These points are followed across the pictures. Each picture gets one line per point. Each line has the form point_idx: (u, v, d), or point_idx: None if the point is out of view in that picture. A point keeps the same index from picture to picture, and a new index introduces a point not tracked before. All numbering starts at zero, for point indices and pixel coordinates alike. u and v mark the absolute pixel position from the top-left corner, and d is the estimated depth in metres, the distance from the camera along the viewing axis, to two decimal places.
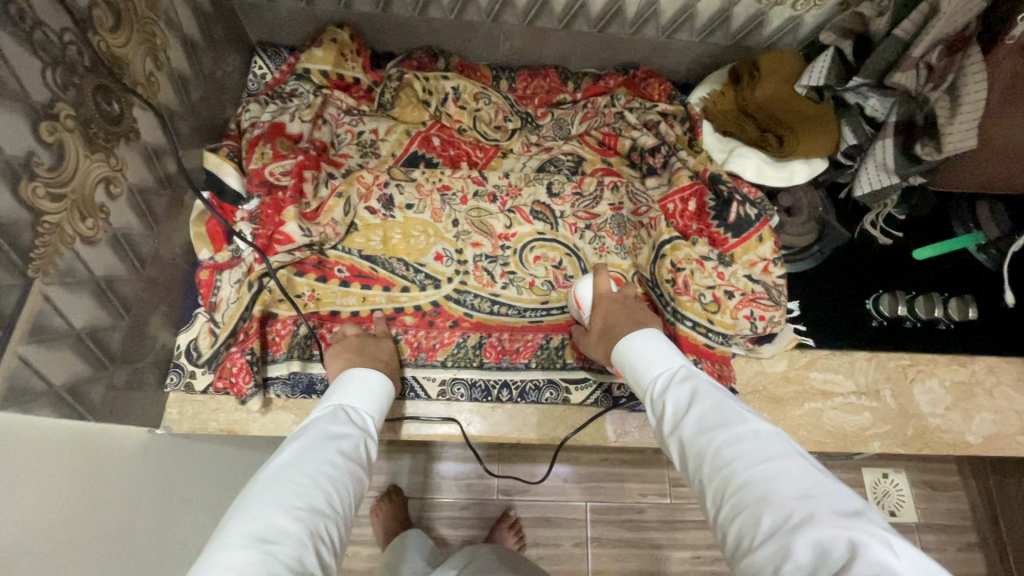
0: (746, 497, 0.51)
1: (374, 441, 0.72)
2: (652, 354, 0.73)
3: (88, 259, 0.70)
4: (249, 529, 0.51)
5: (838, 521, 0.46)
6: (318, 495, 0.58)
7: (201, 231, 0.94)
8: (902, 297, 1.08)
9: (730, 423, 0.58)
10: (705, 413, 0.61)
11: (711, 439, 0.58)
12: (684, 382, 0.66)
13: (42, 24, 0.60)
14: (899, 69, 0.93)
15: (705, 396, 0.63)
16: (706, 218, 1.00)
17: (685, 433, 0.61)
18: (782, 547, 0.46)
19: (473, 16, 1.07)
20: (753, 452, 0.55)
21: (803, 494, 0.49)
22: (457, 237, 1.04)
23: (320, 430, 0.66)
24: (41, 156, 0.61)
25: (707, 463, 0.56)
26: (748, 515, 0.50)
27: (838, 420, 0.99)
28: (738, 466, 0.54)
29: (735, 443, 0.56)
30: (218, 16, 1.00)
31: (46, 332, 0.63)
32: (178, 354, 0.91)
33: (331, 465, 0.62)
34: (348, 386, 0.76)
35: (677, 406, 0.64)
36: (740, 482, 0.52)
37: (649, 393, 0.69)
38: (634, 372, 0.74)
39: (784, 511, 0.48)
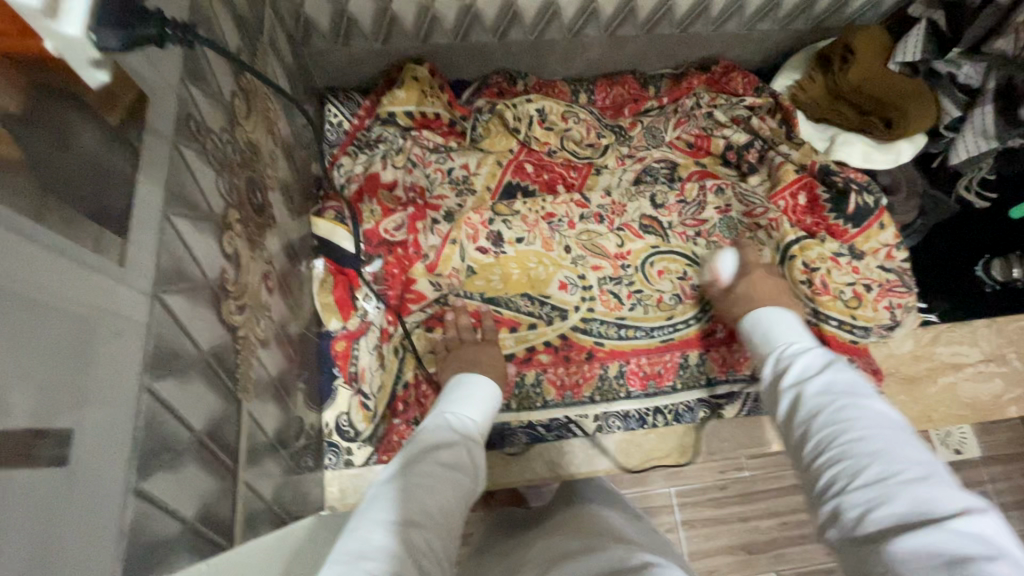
0: (858, 448, 0.46)
1: (478, 444, 0.66)
2: (787, 334, 0.69)
3: (266, 361, 0.67)
4: (346, 547, 0.47)
5: (945, 489, 0.42)
6: (418, 508, 0.52)
7: (328, 301, 0.89)
8: (1018, 258, 1.07)
9: (858, 394, 0.52)
10: (834, 380, 0.54)
11: (834, 399, 0.52)
12: (821, 355, 0.60)
13: (210, 130, 0.56)
14: (998, 37, 0.94)
15: (840, 365, 0.57)
16: (820, 211, 1.00)
17: (806, 389, 0.55)
18: (878, 493, 0.43)
19: (555, 33, 1.03)
20: (878, 420, 0.49)
21: (914, 461, 0.45)
22: (575, 262, 1.02)
23: (423, 439, 0.63)
24: (228, 269, 0.57)
25: (823, 415, 0.51)
26: (856, 463, 0.46)
27: (973, 390, 1.01)
28: (861, 422, 0.48)
29: (856, 408, 0.50)
30: (298, 70, 0.95)
31: (254, 451, 0.60)
32: (329, 432, 0.88)
33: (429, 475, 0.57)
34: (450, 395, 0.74)
35: (809, 365, 0.59)
36: (854, 435, 0.47)
37: (780, 352, 0.65)
38: (763, 337, 0.71)
39: (892, 465, 0.44)
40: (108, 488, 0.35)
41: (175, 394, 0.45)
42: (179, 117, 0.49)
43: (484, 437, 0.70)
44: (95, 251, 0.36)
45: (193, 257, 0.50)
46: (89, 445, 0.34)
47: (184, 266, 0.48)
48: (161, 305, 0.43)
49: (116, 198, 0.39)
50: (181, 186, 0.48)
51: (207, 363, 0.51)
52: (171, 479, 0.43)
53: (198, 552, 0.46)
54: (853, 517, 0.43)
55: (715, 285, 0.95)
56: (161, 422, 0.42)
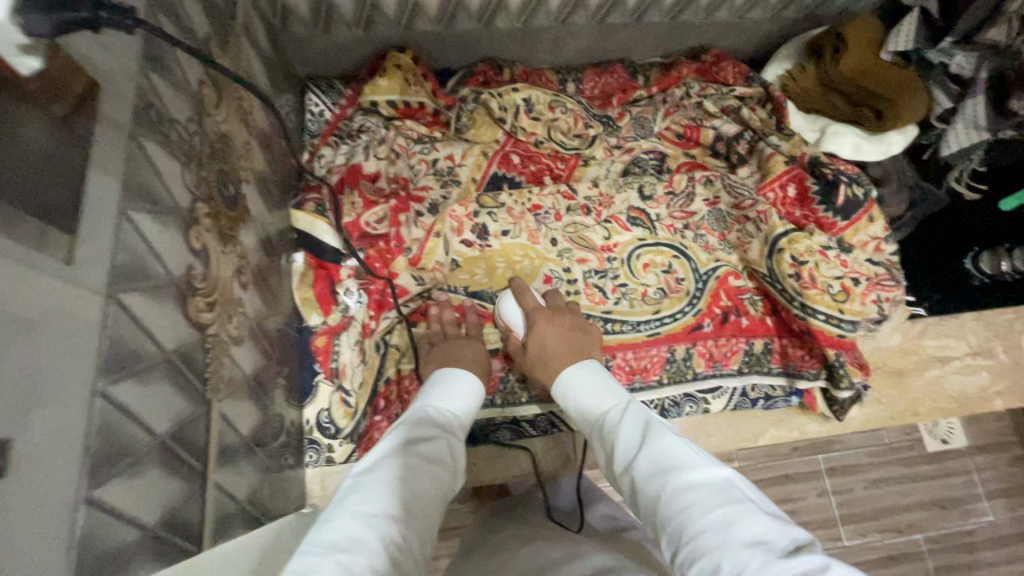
0: (704, 541, 0.50)
1: (458, 441, 0.66)
2: (592, 390, 0.72)
3: (240, 359, 0.65)
4: (325, 535, 0.47)
5: (777, 563, 0.46)
6: (395, 501, 0.52)
7: (308, 295, 0.88)
8: (1005, 253, 1.07)
9: (675, 467, 0.57)
10: (655, 455, 0.59)
11: (662, 481, 0.57)
12: (632, 422, 0.65)
13: (174, 121, 0.53)
14: (992, 27, 0.92)
15: (659, 433, 0.62)
16: (810, 204, 0.98)
17: (641, 478, 0.59)
18: None
19: (542, 21, 1.00)
20: (704, 497, 0.53)
21: (750, 540, 0.49)
22: (561, 255, 1.00)
23: (403, 431, 0.62)
24: (196, 266, 0.55)
25: (667, 507, 0.55)
26: (708, 561, 0.48)
27: (959, 383, 1.01)
28: (699, 508, 0.52)
29: (688, 491, 0.54)
30: (275, 57, 0.92)
31: (227, 451, 0.59)
32: (310, 429, 0.86)
33: (408, 469, 0.56)
34: (432, 388, 0.73)
35: (628, 439, 0.63)
36: (697, 527, 0.51)
37: (603, 419, 0.68)
38: (575, 405, 0.73)
39: (734, 553, 0.48)
40: (53, 501, 0.34)
41: (135, 397, 0.43)
42: (137, 107, 0.47)
43: (465, 434, 0.70)
44: (37, 250, 0.34)
45: (155, 254, 0.47)
46: (34, 454, 0.32)
47: (145, 264, 0.46)
48: (118, 306, 0.41)
49: (64, 193, 0.37)
50: (141, 181, 0.46)
51: (172, 364, 0.49)
52: (131, 486, 0.41)
53: (162, 559, 0.45)
54: None
55: (510, 337, 0.89)
56: (116, 427, 0.40)
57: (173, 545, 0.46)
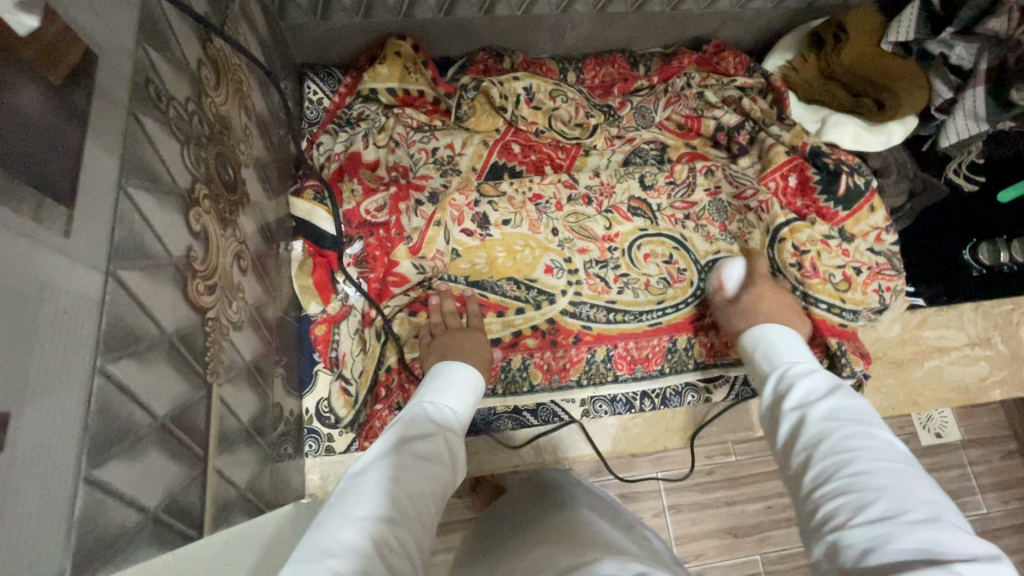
0: (863, 482, 0.47)
1: (456, 435, 0.64)
2: (791, 353, 0.71)
3: (239, 345, 0.64)
4: (312, 542, 0.45)
5: (953, 533, 0.42)
6: (386, 502, 0.50)
7: (307, 283, 0.87)
8: (1004, 244, 1.07)
9: (866, 422, 0.53)
10: (841, 405, 0.56)
11: (828, 424, 0.54)
12: (825, 376, 0.62)
13: (173, 99, 0.52)
14: (993, 17, 0.93)
15: (847, 391, 0.59)
16: (811, 193, 0.98)
17: (811, 415, 0.56)
18: (882, 530, 0.42)
19: (543, 9, 0.99)
20: (879, 448, 0.50)
21: (922, 496, 0.45)
22: (562, 245, 1.00)
23: (397, 430, 0.60)
24: (195, 248, 0.54)
25: (827, 443, 0.52)
26: (857, 498, 0.46)
27: (958, 373, 1.02)
28: (867, 453, 0.49)
29: (859, 437, 0.51)
30: (273, 43, 0.90)
31: (227, 437, 0.58)
32: (310, 419, 0.86)
33: (402, 467, 0.54)
34: (427, 386, 0.71)
35: (814, 390, 0.61)
36: (860, 466, 0.48)
37: (788, 371, 0.66)
38: (766, 352, 0.73)
39: (896, 498, 0.44)
40: (52, 480, 0.33)
41: (134, 378, 0.42)
42: (134, 82, 0.46)
43: (463, 428, 0.68)
44: (34, 221, 0.33)
45: (154, 233, 0.46)
46: (31, 430, 0.31)
47: (144, 242, 0.45)
48: (116, 283, 0.40)
49: (60, 164, 0.36)
50: (139, 157, 0.45)
51: (171, 345, 0.48)
52: (130, 467, 0.40)
53: (162, 543, 0.44)
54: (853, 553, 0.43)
55: None
56: (117, 409, 0.39)
57: (176, 530, 0.45)
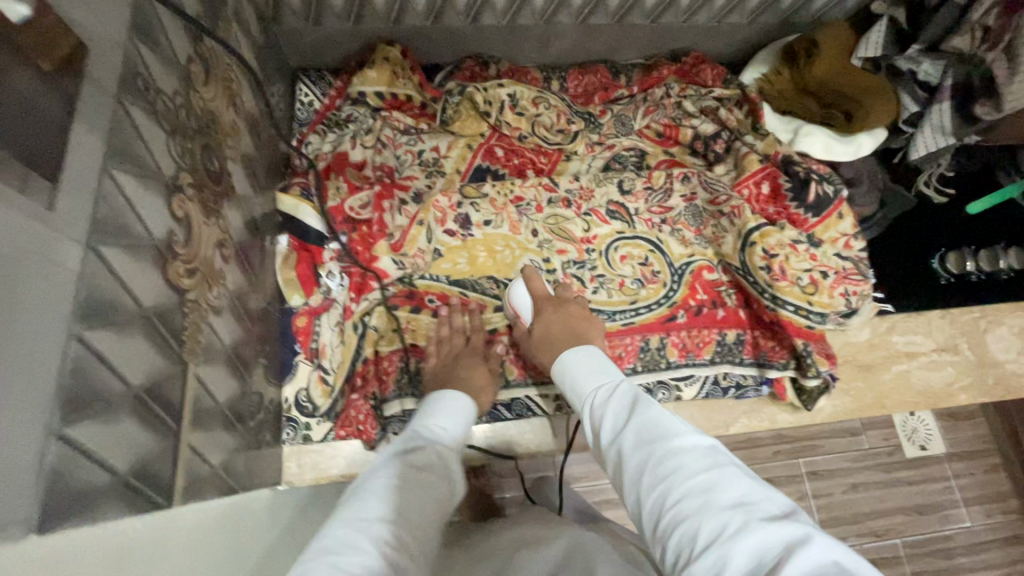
0: (687, 506, 0.51)
1: (451, 449, 0.69)
2: (591, 373, 0.74)
3: (219, 329, 0.66)
4: (319, 543, 0.50)
5: (761, 527, 0.47)
6: (385, 506, 0.55)
7: (291, 276, 0.90)
8: (969, 254, 1.13)
9: (664, 434, 0.58)
10: (639, 427, 0.60)
11: (645, 449, 0.57)
12: (624, 394, 0.66)
13: (161, 91, 0.55)
14: (956, 36, 0.97)
15: (642, 406, 0.63)
16: (783, 200, 1.01)
17: (622, 446, 0.60)
18: (716, 555, 0.46)
19: (527, 19, 1.04)
20: (685, 462, 0.54)
21: (730, 503, 0.50)
22: (541, 246, 1.03)
23: (393, 447, 0.65)
24: (177, 233, 0.57)
25: (647, 473, 0.55)
26: (688, 524, 0.49)
27: (925, 378, 1.04)
28: (676, 476, 0.53)
29: (668, 456, 0.55)
30: (266, 46, 0.94)
31: (202, 415, 0.60)
32: (289, 408, 0.88)
33: (398, 477, 0.59)
34: (424, 406, 0.76)
35: (615, 415, 0.64)
36: (677, 491, 0.52)
37: (588, 402, 0.70)
38: (573, 385, 0.75)
39: (715, 519, 0.48)
40: (26, 431, 0.35)
41: (111, 346, 0.45)
42: (124, 73, 0.49)
43: (460, 445, 0.72)
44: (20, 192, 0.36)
45: (136, 214, 0.49)
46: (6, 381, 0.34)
47: (125, 221, 0.48)
48: (96, 257, 0.43)
49: (46, 141, 0.39)
50: (124, 142, 0.48)
51: (148, 321, 0.50)
52: (102, 429, 0.43)
53: (132, 505, 0.46)
54: None
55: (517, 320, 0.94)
56: (91, 372, 0.42)
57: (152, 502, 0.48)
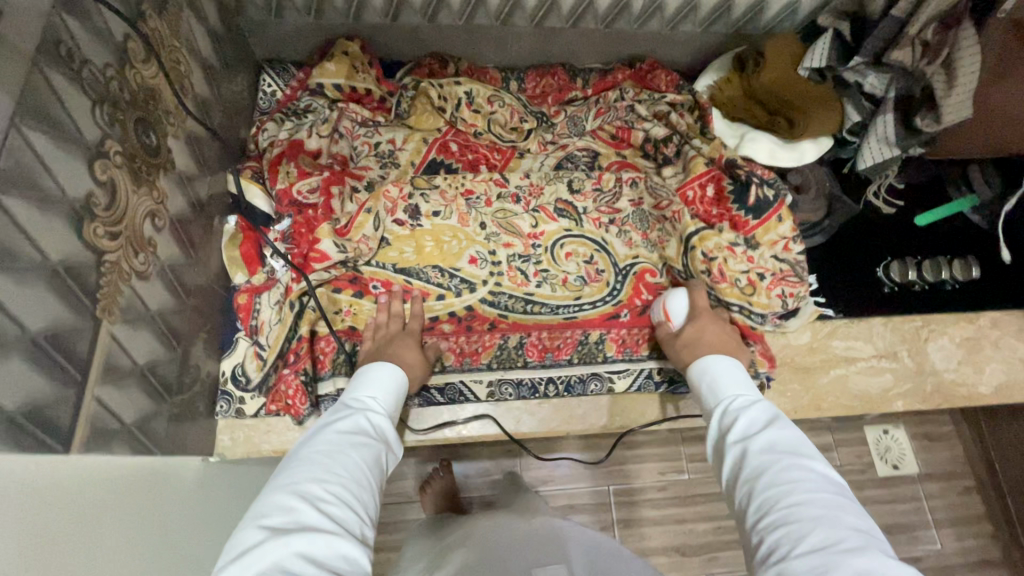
0: (801, 514, 0.57)
1: (380, 413, 0.72)
2: (728, 378, 0.79)
3: (143, 294, 0.69)
4: (255, 511, 0.54)
5: (883, 560, 0.51)
6: (316, 468, 0.58)
7: (235, 255, 0.94)
8: (912, 263, 1.14)
9: (803, 455, 0.64)
10: (778, 439, 0.66)
11: (778, 456, 0.64)
12: (763, 407, 0.72)
13: (89, 62, 0.59)
14: (897, 48, 0.98)
15: (780, 422, 0.69)
16: (725, 203, 1.03)
17: (753, 448, 0.66)
18: (821, 563, 0.52)
19: (483, 19, 1.08)
20: (812, 478, 0.61)
21: (854, 527, 0.55)
22: (488, 239, 1.06)
23: (323, 420, 0.68)
24: (98, 196, 0.60)
25: (766, 478, 0.62)
26: (797, 529, 0.56)
27: (862, 383, 1.05)
28: (798, 485, 0.60)
29: (798, 469, 0.62)
30: (227, 35, 0.98)
31: (114, 372, 0.63)
32: (224, 381, 0.91)
33: (326, 443, 0.62)
34: (357, 378, 0.79)
35: (750, 422, 0.71)
36: (793, 499, 0.58)
37: (721, 402, 0.76)
38: (711, 385, 0.80)
39: (841, 531, 0.54)
40: None
41: (3, 288, 0.48)
42: (43, 40, 0.53)
43: (393, 408, 0.76)
44: None
45: (47, 171, 0.53)
46: None
47: (31, 176, 0.51)
48: None
49: None
50: (38, 103, 0.52)
51: (55, 273, 0.53)
52: None
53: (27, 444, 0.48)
54: None
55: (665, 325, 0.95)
56: None
57: (50, 452, 0.51)
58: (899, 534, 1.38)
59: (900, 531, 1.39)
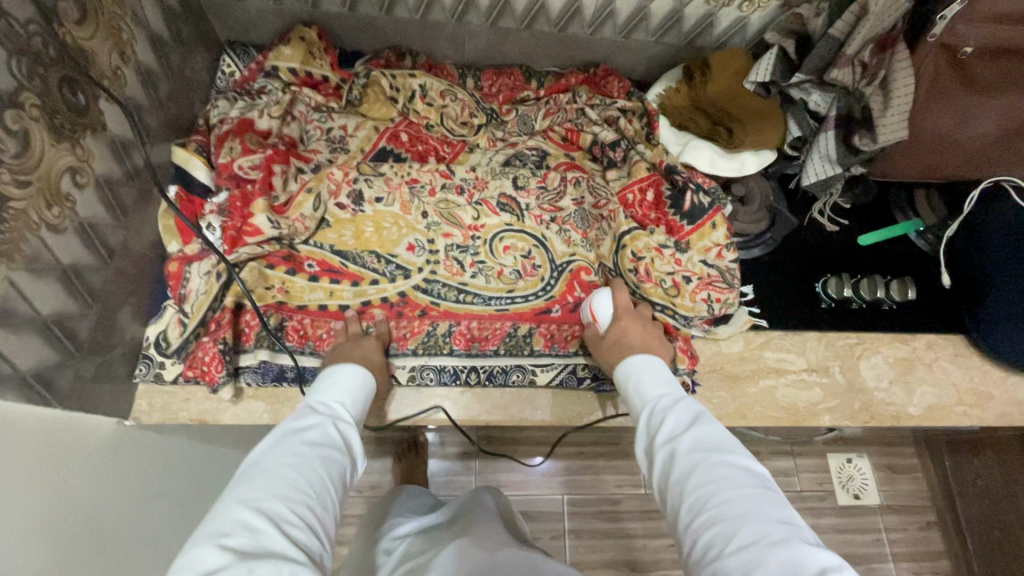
0: (729, 513, 0.55)
1: (346, 423, 0.70)
2: (653, 378, 0.76)
3: (54, 246, 0.71)
4: (211, 527, 0.50)
5: (808, 548, 0.51)
6: (282, 482, 0.55)
7: (170, 224, 0.94)
8: (848, 280, 1.14)
9: (727, 449, 0.62)
10: (703, 435, 0.63)
11: (706, 455, 0.61)
12: (687, 403, 0.69)
13: (7, 15, 0.62)
14: (836, 67, 0.99)
15: (704, 417, 0.66)
16: (663, 208, 1.05)
17: (680, 448, 0.63)
18: (752, 560, 0.50)
19: (438, 15, 1.11)
20: (740, 476, 0.58)
21: (781, 519, 0.54)
22: (428, 228, 1.07)
23: (285, 426, 0.65)
24: (6, 143, 0.62)
25: (696, 478, 0.59)
26: (728, 529, 0.54)
27: (790, 395, 1.05)
28: (726, 484, 0.57)
29: (724, 467, 0.59)
30: (185, 14, 1.01)
31: (11, 317, 0.64)
32: (148, 346, 0.92)
33: (294, 454, 0.60)
34: (318, 384, 0.76)
35: (676, 421, 0.67)
36: (722, 498, 0.56)
37: (648, 403, 0.73)
38: (636, 387, 0.76)
39: (771, 527, 0.53)
40: None
41: None
42: None
43: (354, 419, 0.74)
44: None
45: None
46: None
47: None
48: None
49: None
50: None
51: None
52: None
53: None
54: None
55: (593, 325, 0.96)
56: None
57: None
58: (856, 564, 1.37)
59: (856, 560, 1.38)
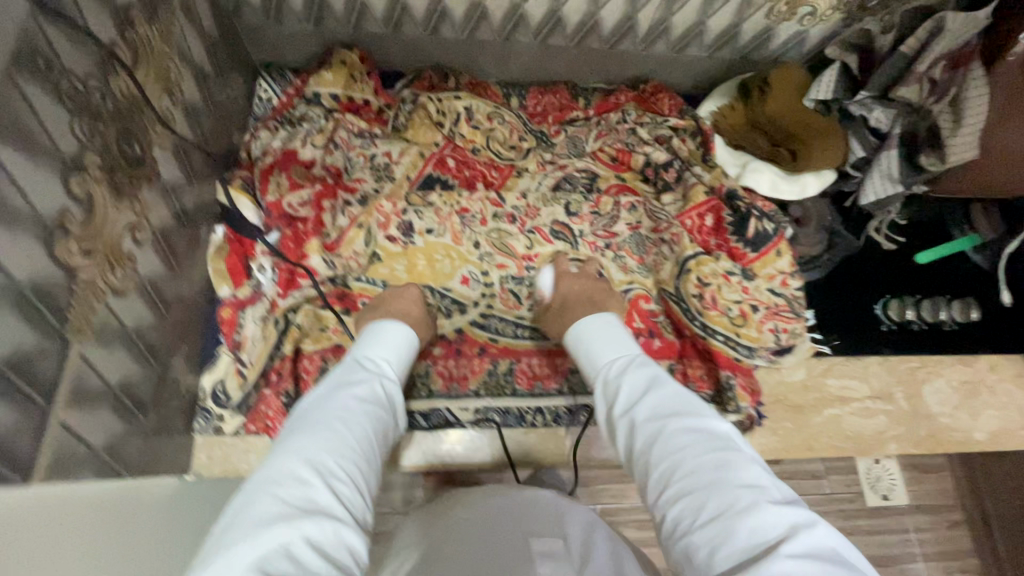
0: (695, 481, 0.51)
1: (392, 382, 0.67)
2: (606, 345, 0.72)
3: (119, 310, 0.67)
4: (265, 475, 0.48)
5: (776, 509, 0.47)
6: (330, 435, 0.53)
7: (221, 268, 0.91)
8: (910, 303, 1.13)
9: (684, 414, 0.57)
10: (662, 402, 0.60)
11: (662, 424, 0.57)
12: (644, 370, 0.65)
13: (68, 72, 0.57)
14: (904, 84, 0.98)
15: (659, 384, 0.62)
16: (724, 234, 1.03)
17: (637, 418, 0.60)
18: (720, 530, 0.47)
19: (485, 35, 1.07)
20: (699, 440, 0.54)
21: (745, 483, 0.50)
22: (481, 259, 1.04)
23: (338, 378, 0.63)
24: (73, 211, 0.58)
25: (659, 446, 0.55)
26: (694, 498, 0.50)
27: (856, 424, 1.03)
28: (688, 451, 0.53)
29: (682, 433, 0.55)
30: (224, 39, 0.96)
31: (84, 394, 0.61)
32: (204, 398, 0.88)
33: (345, 409, 0.57)
34: (367, 338, 0.73)
35: (631, 389, 0.63)
36: (687, 466, 0.52)
37: (603, 371, 0.69)
38: (591, 357, 0.73)
39: (735, 491, 0.49)
40: None
41: None
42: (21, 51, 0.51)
43: (400, 378, 0.71)
44: None
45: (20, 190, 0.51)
46: None
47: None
48: None
49: None
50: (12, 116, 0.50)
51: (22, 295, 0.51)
52: None
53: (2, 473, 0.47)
54: (703, 558, 0.47)
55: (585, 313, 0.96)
56: None
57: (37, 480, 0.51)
58: None
59: None
